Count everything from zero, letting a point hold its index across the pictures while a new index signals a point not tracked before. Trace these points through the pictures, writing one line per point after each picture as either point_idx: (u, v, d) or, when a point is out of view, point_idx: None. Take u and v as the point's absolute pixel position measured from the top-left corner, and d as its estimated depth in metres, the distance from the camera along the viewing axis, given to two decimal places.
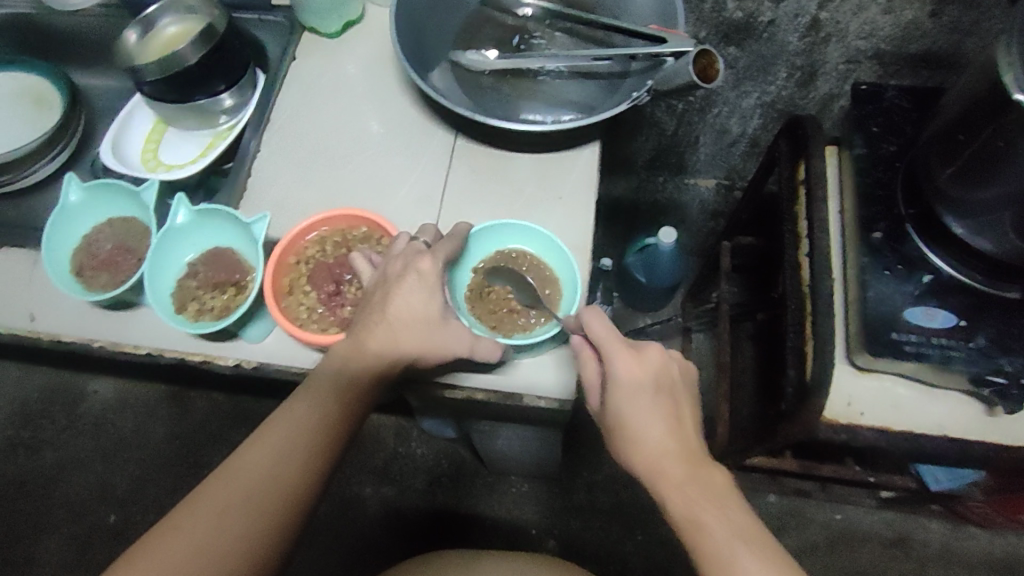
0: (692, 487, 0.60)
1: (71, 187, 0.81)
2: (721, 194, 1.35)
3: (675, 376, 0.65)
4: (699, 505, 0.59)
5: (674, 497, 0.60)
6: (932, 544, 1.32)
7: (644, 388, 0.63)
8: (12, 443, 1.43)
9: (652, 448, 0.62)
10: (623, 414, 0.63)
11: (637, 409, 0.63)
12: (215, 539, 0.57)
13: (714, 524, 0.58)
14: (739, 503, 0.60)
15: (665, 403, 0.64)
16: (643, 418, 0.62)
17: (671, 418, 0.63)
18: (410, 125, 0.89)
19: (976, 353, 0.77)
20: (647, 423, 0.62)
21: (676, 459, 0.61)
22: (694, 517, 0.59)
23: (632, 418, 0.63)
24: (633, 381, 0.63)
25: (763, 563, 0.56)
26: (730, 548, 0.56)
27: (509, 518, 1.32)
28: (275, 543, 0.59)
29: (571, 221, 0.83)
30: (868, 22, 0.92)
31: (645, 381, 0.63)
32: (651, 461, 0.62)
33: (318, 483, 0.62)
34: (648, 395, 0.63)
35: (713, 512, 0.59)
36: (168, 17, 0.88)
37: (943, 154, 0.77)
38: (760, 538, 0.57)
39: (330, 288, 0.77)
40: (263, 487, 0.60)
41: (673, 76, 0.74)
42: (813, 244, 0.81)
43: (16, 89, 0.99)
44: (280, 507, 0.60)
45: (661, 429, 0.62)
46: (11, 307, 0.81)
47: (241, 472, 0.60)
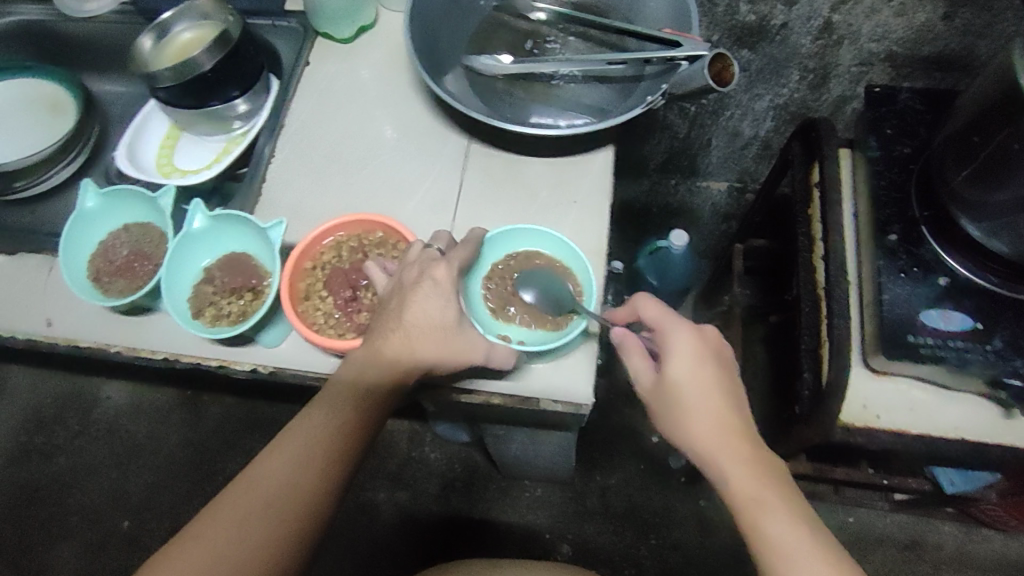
0: (755, 468, 0.61)
1: (87, 193, 0.81)
2: (732, 197, 1.35)
3: (731, 357, 0.67)
4: (764, 487, 0.59)
5: (739, 475, 0.60)
6: (947, 547, 1.31)
7: (706, 360, 0.65)
8: (26, 448, 1.43)
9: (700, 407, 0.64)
10: (685, 388, 0.64)
11: (701, 386, 0.64)
12: (237, 545, 0.57)
13: (779, 505, 0.59)
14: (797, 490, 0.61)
15: (726, 379, 0.65)
16: (707, 392, 0.64)
17: (731, 396, 0.65)
18: (424, 129, 0.89)
19: (994, 356, 0.77)
20: (710, 397, 0.64)
21: (738, 441, 0.63)
22: (760, 499, 0.59)
23: (696, 390, 0.64)
24: (696, 357, 0.64)
25: (825, 548, 0.56)
26: (795, 530, 0.57)
27: (521, 523, 1.32)
28: (296, 551, 0.59)
29: (586, 226, 0.83)
30: (881, 25, 0.92)
31: (707, 356, 0.65)
32: (713, 438, 0.63)
33: (336, 491, 0.62)
34: (710, 372, 0.64)
35: (776, 494, 0.59)
36: (182, 24, 0.89)
37: (958, 157, 0.78)
38: (817, 523, 0.58)
39: (347, 293, 0.77)
40: (283, 494, 0.60)
41: (688, 80, 0.75)
42: (830, 247, 0.81)
43: (32, 96, 1.00)
44: (299, 515, 0.60)
45: (719, 403, 0.64)
46: (28, 312, 0.81)
47: (260, 480, 0.60)
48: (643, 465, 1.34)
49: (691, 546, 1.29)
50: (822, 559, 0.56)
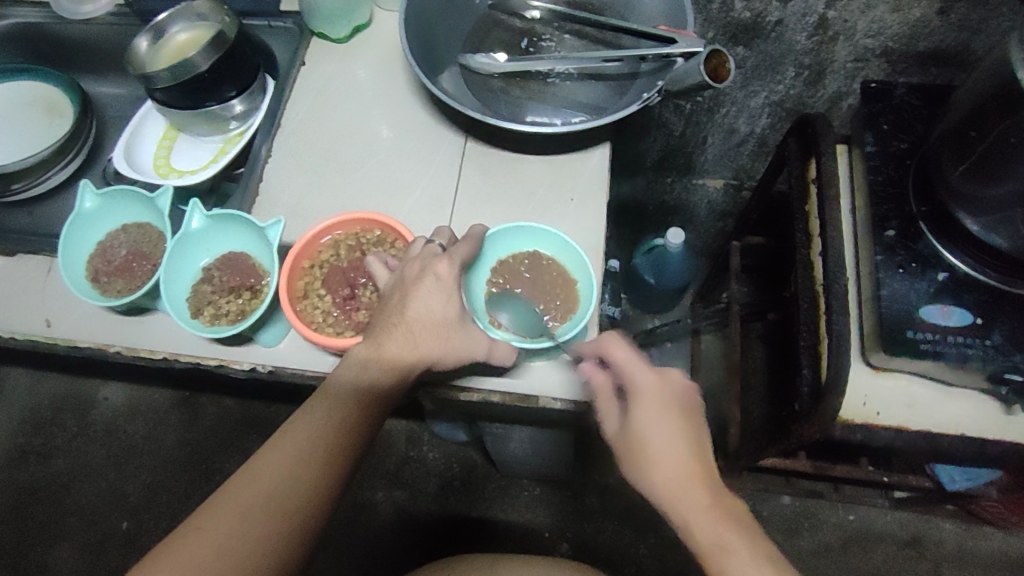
0: (717, 513, 0.59)
1: (85, 194, 0.81)
2: (729, 195, 1.35)
3: (694, 402, 0.67)
4: (726, 530, 0.58)
5: (699, 522, 0.59)
6: (947, 543, 1.32)
7: (666, 407, 0.65)
8: (24, 450, 1.43)
9: (665, 454, 0.62)
10: (647, 434, 0.63)
11: (661, 430, 0.63)
12: (237, 540, 0.57)
13: (742, 549, 0.57)
14: (763, 532, 0.59)
15: (688, 425, 0.64)
16: (666, 439, 0.63)
17: (694, 442, 0.63)
18: (422, 128, 0.89)
19: (992, 351, 0.77)
20: (671, 444, 0.63)
21: (699, 486, 0.61)
22: (721, 542, 0.57)
23: (657, 436, 0.63)
24: (658, 403, 0.65)
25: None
26: (759, 574, 0.55)
27: (521, 521, 1.32)
28: (295, 546, 0.59)
29: (584, 223, 0.83)
30: (876, 21, 0.92)
31: (670, 403, 0.65)
32: (675, 484, 0.61)
33: (336, 487, 0.62)
34: (672, 416, 0.64)
35: (739, 537, 0.58)
36: (178, 25, 0.89)
37: (955, 152, 0.78)
38: (783, 562, 0.57)
39: (344, 292, 0.77)
40: (283, 491, 0.60)
41: (683, 77, 0.74)
42: (826, 242, 0.81)
43: (28, 98, 1.00)
44: (298, 511, 0.60)
45: (682, 451, 0.62)
46: (27, 314, 0.82)
47: (260, 476, 0.60)
48: None
49: None
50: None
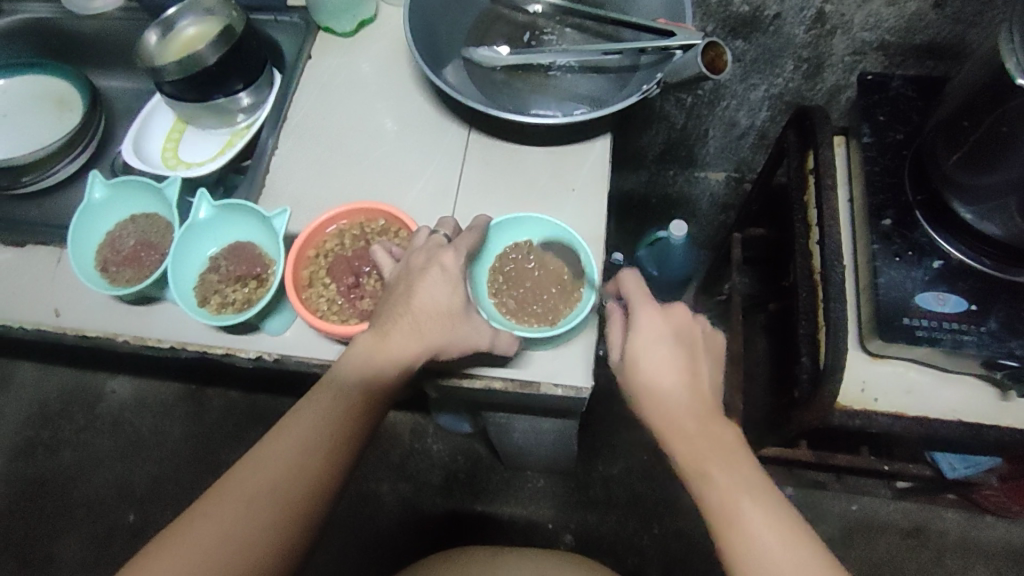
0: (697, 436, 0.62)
1: (95, 184, 0.82)
2: (730, 187, 1.36)
3: (698, 336, 0.67)
4: (709, 459, 0.60)
5: (684, 450, 0.61)
6: (950, 533, 1.32)
7: (663, 339, 0.65)
8: (31, 443, 1.45)
9: (660, 386, 0.64)
10: (641, 361, 0.65)
11: (655, 359, 0.64)
12: (236, 531, 0.58)
13: (721, 478, 0.59)
14: (749, 461, 0.61)
15: (685, 359, 0.65)
16: (659, 368, 0.64)
17: (690, 374, 0.64)
18: (425, 120, 0.91)
19: (988, 337, 0.78)
20: (663, 373, 0.64)
21: (686, 413, 0.63)
22: (703, 469, 0.60)
23: (652, 365, 0.64)
24: (657, 341, 0.65)
25: (768, 517, 0.57)
26: (735, 502, 0.58)
27: (524, 513, 1.33)
28: (294, 538, 0.60)
29: (585, 212, 0.84)
30: (873, 14, 0.93)
31: (669, 341, 0.65)
32: (665, 411, 0.63)
33: (336, 479, 0.63)
34: (669, 348, 0.65)
35: (722, 466, 0.60)
36: (187, 19, 0.90)
37: (949, 141, 0.79)
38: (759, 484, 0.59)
39: (349, 280, 0.78)
40: (282, 482, 0.60)
41: (681, 69, 0.76)
42: (824, 230, 0.82)
43: (38, 92, 1.01)
44: (297, 502, 0.60)
45: (676, 383, 0.64)
46: (37, 304, 0.83)
47: (260, 467, 0.61)
48: (645, 455, 1.35)
49: (694, 534, 1.29)
50: (764, 526, 0.56)
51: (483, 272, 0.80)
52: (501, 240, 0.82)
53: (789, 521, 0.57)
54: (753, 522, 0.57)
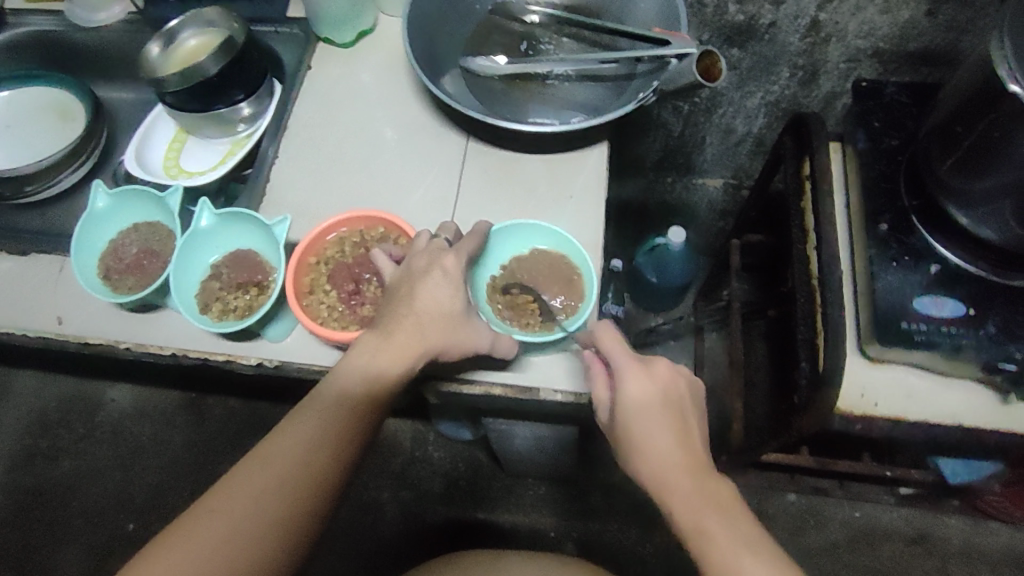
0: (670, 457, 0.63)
1: (98, 194, 0.83)
2: (728, 194, 1.37)
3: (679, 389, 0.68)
4: (707, 516, 0.59)
5: (680, 509, 0.60)
6: (953, 540, 1.32)
7: (651, 396, 0.65)
8: (32, 452, 1.45)
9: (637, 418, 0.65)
10: (633, 424, 0.65)
11: (646, 421, 0.64)
12: (237, 539, 0.58)
13: (721, 533, 0.58)
14: (744, 514, 0.60)
15: (674, 415, 0.65)
16: (651, 429, 0.64)
17: (680, 432, 0.65)
18: (424, 129, 0.92)
19: (988, 341, 0.79)
20: (656, 434, 0.64)
21: (661, 437, 0.64)
22: (701, 527, 0.59)
23: (641, 419, 0.65)
24: (638, 389, 0.66)
25: (768, 570, 0.56)
26: (736, 557, 0.57)
27: (525, 521, 1.33)
28: (293, 544, 0.60)
29: (582, 219, 0.85)
30: (867, 22, 0.94)
31: (648, 389, 0.66)
32: (661, 471, 0.63)
33: (335, 485, 0.63)
34: (656, 403, 0.65)
35: (719, 521, 0.59)
36: (188, 31, 0.92)
37: (943, 147, 0.79)
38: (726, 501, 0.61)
39: (350, 287, 0.79)
40: (281, 488, 0.60)
41: (676, 78, 0.77)
42: (821, 235, 0.83)
43: (41, 103, 1.02)
44: (296, 508, 0.60)
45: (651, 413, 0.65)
46: (40, 312, 0.84)
47: (258, 473, 0.61)
48: None
49: None
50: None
51: (486, 279, 0.81)
52: (503, 248, 0.82)
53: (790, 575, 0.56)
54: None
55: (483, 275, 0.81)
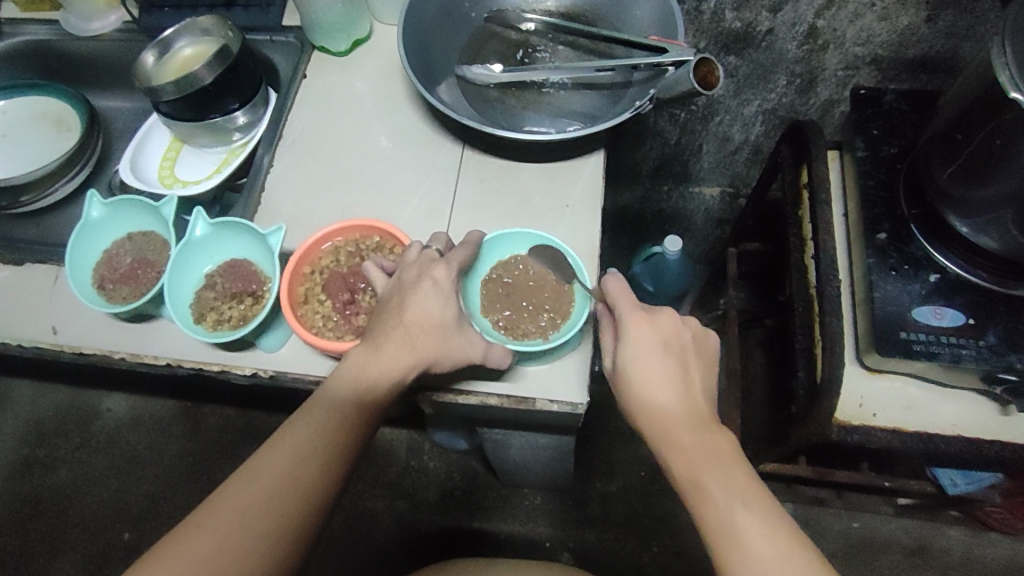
0: (674, 410, 0.63)
1: (92, 204, 0.83)
2: (725, 202, 1.36)
3: (688, 342, 0.67)
4: (704, 467, 0.59)
5: (678, 458, 0.61)
6: (953, 551, 1.31)
7: (653, 348, 0.65)
8: (27, 461, 1.45)
9: (641, 370, 0.64)
10: (633, 376, 0.65)
11: (647, 371, 0.64)
12: (227, 553, 0.57)
13: (716, 488, 0.58)
14: (744, 468, 0.60)
15: (676, 366, 0.65)
16: (652, 381, 0.64)
17: (685, 391, 0.64)
18: (419, 138, 0.91)
19: (987, 351, 0.78)
20: (657, 386, 0.64)
21: (668, 389, 0.64)
22: (696, 479, 0.59)
23: (646, 375, 0.64)
24: (645, 343, 0.65)
25: (762, 521, 0.56)
26: (729, 508, 0.57)
27: (521, 531, 1.32)
28: (283, 559, 0.60)
29: (578, 227, 0.85)
30: (865, 29, 0.94)
31: (656, 344, 0.65)
32: (660, 423, 0.63)
33: (324, 499, 0.63)
34: (659, 358, 0.65)
35: (716, 476, 0.59)
36: (183, 40, 0.92)
37: (943, 154, 0.79)
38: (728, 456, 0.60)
39: (345, 297, 0.78)
40: (270, 502, 0.60)
41: (674, 85, 0.77)
42: (819, 244, 0.82)
43: (36, 113, 1.02)
44: (285, 523, 0.60)
45: (657, 368, 0.64)
46: (34, 323, 0.83)
47: (247, 487, 0.60)
48: (643, 471, 1.35)
49: (693, 552, 1.29)
50: (757, 530, 0.55)
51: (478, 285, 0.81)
52: (493, 254, 0.82)
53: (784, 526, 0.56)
54: (750, 533, 0.55)
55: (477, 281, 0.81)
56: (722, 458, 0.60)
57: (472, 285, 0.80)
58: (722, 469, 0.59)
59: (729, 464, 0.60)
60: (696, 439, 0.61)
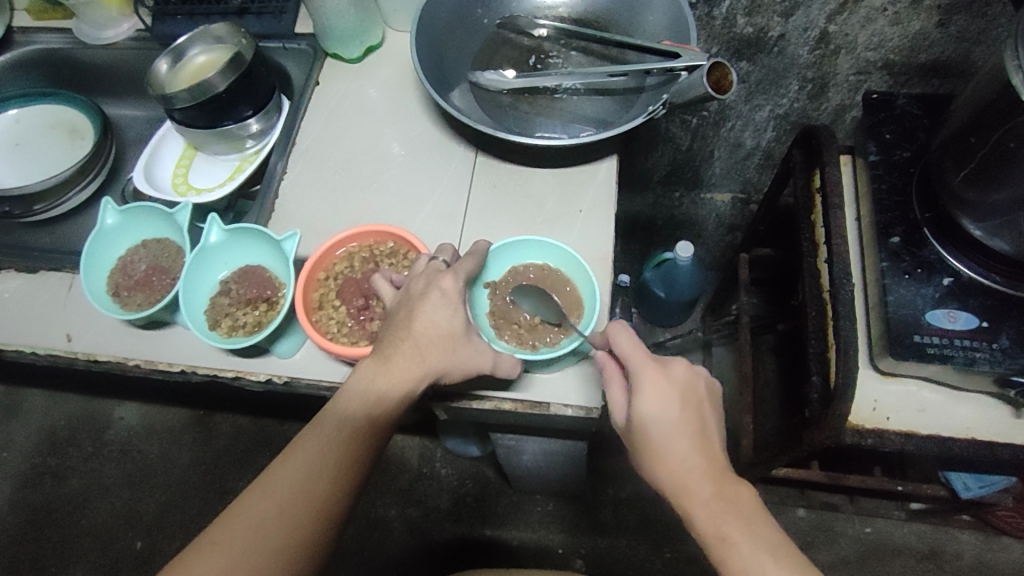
0: (695, 461, 0.61)
1: (107, 210, 0.83)
2: (737, 208, 1.36)
3: (702, 393, 0.66)
4: (727, 520, 0.58)
5: (702, 512, 0.59)
6: (967, 556, 1.30)
7: (671, 402, 0.63)
8: (40, 470, 1.45)
9: (661, 428, 0.62)
10: (653, 428, 0.62)
11: (667, 427, 0.62)
12: (240, 571, 0.57)
13: (743, 544, 0.57)
14: (767, 520, 0.59)
15: (694, 419, 0.63)
16: (674, 433, 0.62)
17: (701, 440, 0.63)
18: (431, 144, 0.91)
19: (1000, 354, 0.77)
20: (677, 439, 0.62)
21: (690, 443, 0.62)
22: (722, 532, 0.58)
23: (664, 431, 0.62)
24: (662, 399, 0.63)
25: None
26: (757, 564, 0.56)
27: (534, 538, 1.31)
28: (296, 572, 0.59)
29: (593, 232, 0.84)
30: (877, 34, 0.94)
31: (673, 398, 0.63)
32: (679, 477, 0.61)
33: (338, 510, 0.62)
34: (677, 413, 0.63)
35: (741, 527, 0.58)
36: (196, 48, 0.92)
37: (956, 157, 0.79)
38: (751, 509, 0.60)
39: (359, 302, 0.78)
40: (281, 517, 0.60)
41: (688, 90, 0.76)
42: (832, 249, 0.82)
43: (50, 121, 1.03)
44: (299, 536, 0.60)
45: (675, 422, 0.62)
46: (49, 329, 0.83)
47: (260, 502, 0.60)
48: None
49: (705, 557, 1.28)
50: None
51: (484, 293, 0.80)
52: (500, 264, 0.81)
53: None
54: None
55: (482, 288, 0.80)
56: (741, 507, 0.59)
57: (481, 293, 0.80)
58: (745, 526, 0.58)
59: (753, 516, 0.59)
60: (718, 488, 0.60)
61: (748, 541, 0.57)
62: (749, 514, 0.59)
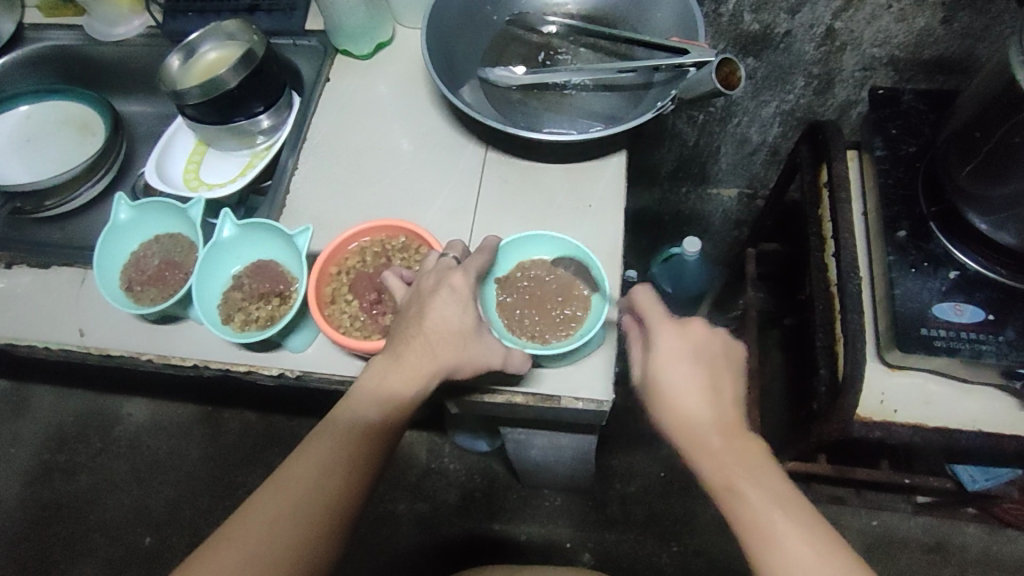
0: (706, 417, 0.62)
1: (120, 206, 0.84)
2: (742, 203, 1.37)
3: (718, 353, 0.66)
4: (736, 474, 0.59)
5: (711, 465, 0.60)
6: (972, 548, 1.31)
7: (683, 355, 0.65)
8: (48, 466, 1.45)
9: (670, 382, 0.64)
10: (663, 381, 0.64)
11: (676, 382, 0.64)
12: (256, 566, 0.58)
13: (753, 494, 0.57)
14: (778, 476, 0.59)
15: (705, 376, 0.64)
16: (683, 388, 0.63)
17: (713, 397, 0.64)
18: (441, 140, 0.92)
19: (1006, 346, 0.78)
20: (687, 393, 0.63)
21: (700, 399, 0.63)
22: (732, 484, 0.58)
23: (673, 385, 0.64)
24: (674, 353, 0.65)
25: (803, 536, 0.55)
26: (768, 517, 0.56)
27: (542, 533, 1.32)
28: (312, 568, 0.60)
29: (603, 226, 0.85)
30: (883, 30, 0.95)
31: (684, 354, 0.65)
32: (689, 429, 0.62)
33: (350, 509, 0.63)
34: (687, 367, 0.64)
35: (751, 483, 0.58)
36: (208, 44, 0.92)
37: (962, 153, 0.79)
38: (762, 468, 0.60)
39: (371, 296, 0.78)
40: (296, 513, 0.60)
41: (696, 86, 0.77)
42: (840, 243, 0.83)
43: (60, 117, 1.03)
44: (314, 532, 0.60)
45: (685, 377, 0.64)
46: (62, 324, 0.84)
47: (274, 499, 0.61)
48: (662, 472, 1.35)
49: (713, 551, 1.29)
50: (794, 538, 0.55)
51: (493, 289, 0.81)
52: (508, 260, 0.82)
53: (826, 536, 0.55)
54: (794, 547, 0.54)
55: (491, 284, 0.81)
56: (752, 464, 0.60)
57: (489, 288, 0.80)
58: (757, 482, 0.58)
59: (764, 474, 0.59)
60: (729, 444, 0.61)
61: (759, 495, 0.57)
62: (760, 471, 0.59)
